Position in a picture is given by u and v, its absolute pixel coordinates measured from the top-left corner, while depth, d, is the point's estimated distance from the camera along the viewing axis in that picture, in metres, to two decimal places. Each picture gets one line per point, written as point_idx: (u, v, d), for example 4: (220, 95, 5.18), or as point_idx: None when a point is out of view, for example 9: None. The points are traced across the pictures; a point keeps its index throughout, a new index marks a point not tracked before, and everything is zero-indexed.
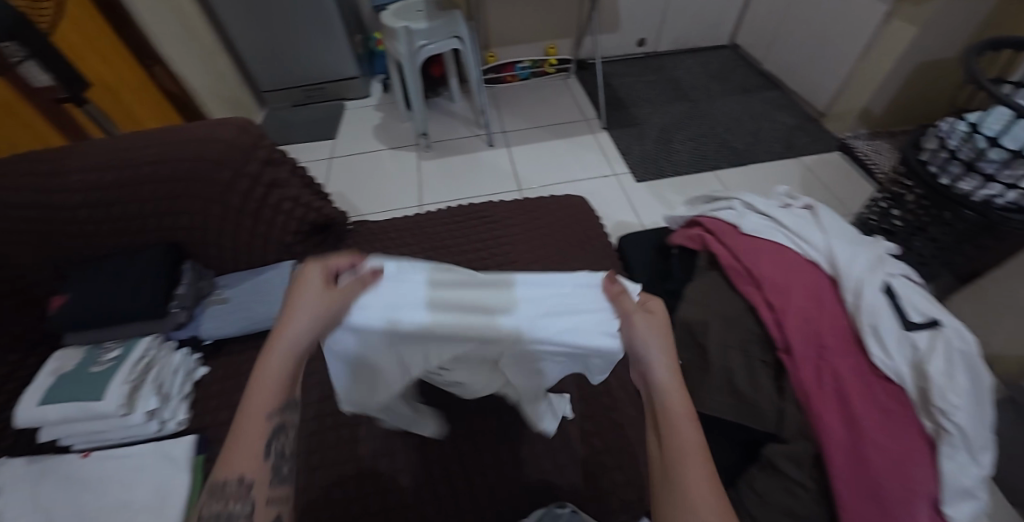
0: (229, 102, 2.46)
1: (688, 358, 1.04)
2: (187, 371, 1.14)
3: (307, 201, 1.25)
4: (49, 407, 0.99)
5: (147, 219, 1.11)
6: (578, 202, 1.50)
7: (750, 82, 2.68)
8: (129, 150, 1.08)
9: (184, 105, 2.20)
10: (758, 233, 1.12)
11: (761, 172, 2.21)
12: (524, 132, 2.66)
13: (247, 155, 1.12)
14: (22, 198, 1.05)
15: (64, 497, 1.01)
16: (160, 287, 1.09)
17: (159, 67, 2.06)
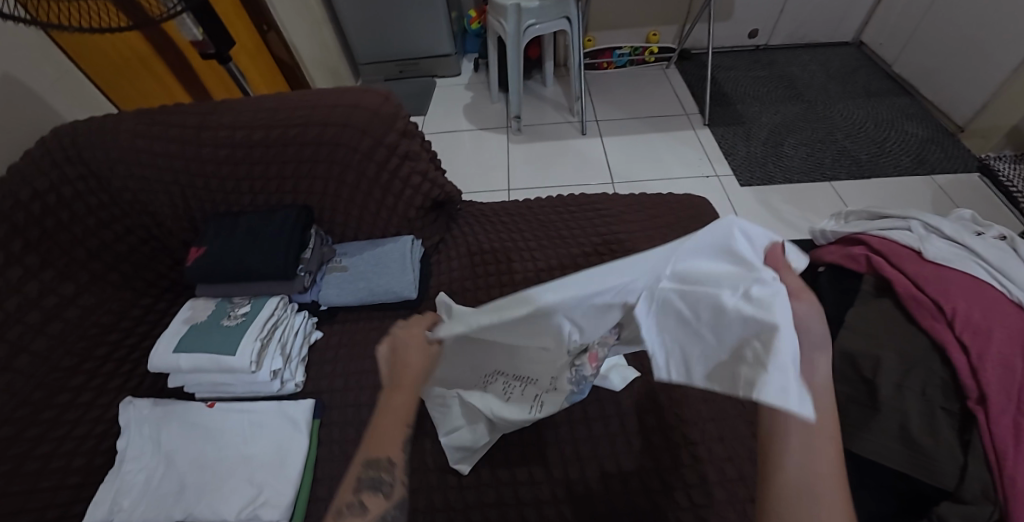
0: (330, 72, 2.50)
1: (848, 389, 0.93)
2: (305, 334, 1.15)
3: (434, 177, 1.18)
4: (183, 355, 1.02)
5: (286, 181, 1.13)
6: (700, 203, 1.40)
7: (874, 87, 2.48)
8: (278, 112, 1.10)
9: (292, 72, 2.23)
10: (949, 261, 0.97)
11: (885, 188, 2.04)
12: (618, 122, 2.47)
13: (388, 123, 1.10)
14: (172, 149, 1.08)
15: (189, 444, 1.04)
16: (293, 249, 1.09)
17: (273, 34, 2.09)
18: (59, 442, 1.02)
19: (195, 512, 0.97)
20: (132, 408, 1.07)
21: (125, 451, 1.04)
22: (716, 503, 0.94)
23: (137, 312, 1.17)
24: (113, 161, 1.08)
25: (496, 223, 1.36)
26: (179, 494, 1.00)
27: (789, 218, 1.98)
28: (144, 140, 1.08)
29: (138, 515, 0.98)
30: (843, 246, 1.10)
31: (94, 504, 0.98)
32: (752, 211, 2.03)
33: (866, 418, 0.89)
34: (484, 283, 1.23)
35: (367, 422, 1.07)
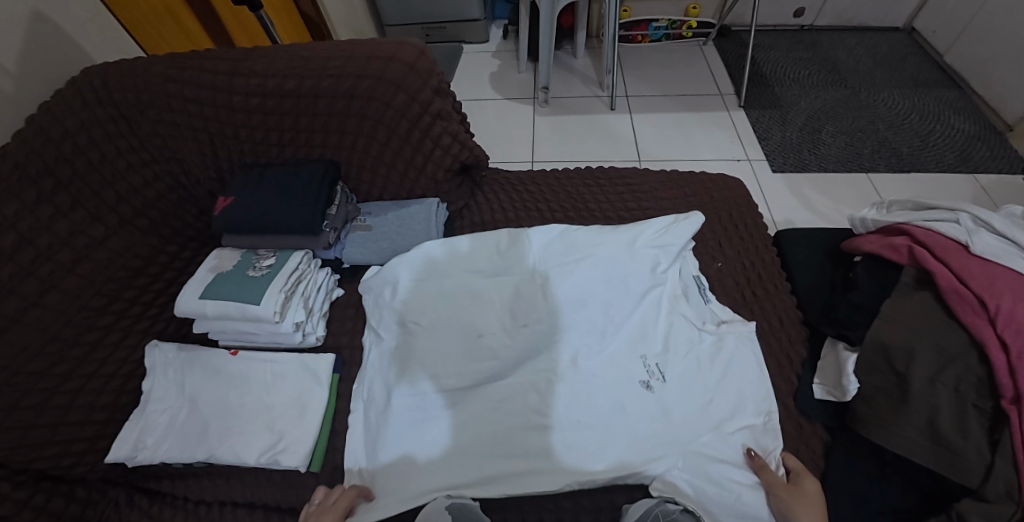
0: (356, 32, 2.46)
1: (878, 379, 0.92)
2: (327, 290, 1.16)
3: (465, 139, 1.17)
4: (209, 302, 1.02)
5: (315, 135, 1.12)
6: (733, 184, 1.36)
7: (922, 77, 2.37)
8: (312, 62, 1.07)
9: (319, 29, 2.18)
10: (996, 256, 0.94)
11: (922, 183, 1.98)
12: (651, 99, 2.40)
13: (423, 79, 1.08)
14: (203, 95, 1.07)
15: (212, 390, 1.06)
16: (321, 204, 1.09)
17: None
18: (86, 380, 1.04)
19: (214, 454, 1.00)
20: (158, 351, 1.09)
21: (150, 391, 1.07)
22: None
23: (165, 259, 1.19)
24: (144, 105, 1.08)
25: (522, 192, 1.34)
26: (200, 436, 1.02)
27: (820, 208, 1.92)
28: (174, 84, 1.07)
29: (162, 453, 1.01)
30: (883, 236, 1.06)
31: (119, 440, 1.02)
32: (783, 198, 1.96)
33: (894, 410, 0.89)
34: None
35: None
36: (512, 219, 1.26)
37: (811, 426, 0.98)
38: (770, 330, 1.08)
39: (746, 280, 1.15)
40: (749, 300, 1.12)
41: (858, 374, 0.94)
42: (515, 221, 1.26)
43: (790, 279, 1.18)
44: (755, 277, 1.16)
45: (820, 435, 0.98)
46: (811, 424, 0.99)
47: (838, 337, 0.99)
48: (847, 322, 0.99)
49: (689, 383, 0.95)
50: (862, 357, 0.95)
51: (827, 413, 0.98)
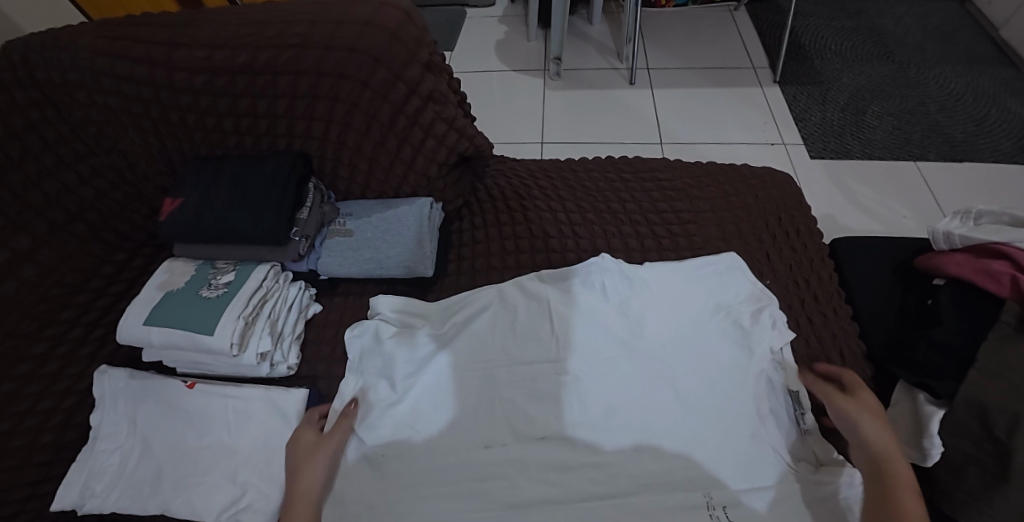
0: None
1: (968, 445, 0.75)
2: (301, 307, 0.98)
3: (463, 126, 0.95)
4: (154, 330, 0.85)
5: (279, 122, 0.93)
6: (779, 181, 1.16)
7: (977, 51, 2.12)
8: (268, 29, 0.89)
9: None
10: None
11: (978, 173, 1.75)
12: (674, 72, 2.16)
13: (409, 53, 0.89)
14: (138, 72, 0.88)
15: (166, 429, 0.90)
16: (285, 210, 0.90)
17: None
18: (20, 419, 0.88)
19: (170, 507, 0.84)
20: (107, 379, 0.93)
21: (99, 427, 0.91)
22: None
23: (110, 269, 1.01)
24: (72, 86, 0.91)
25: (530, 187, 1.14)
26: (155, 484, 0.86)
27: (864, 202, 1.71)
28: (104, 59, 0.89)
29: (111, 504, 0.86)
30: (973, 256, 0.89)
31: (64, 486, 0.86)
32: (822, 189, 1.75)
33: (989, 487, 0.71)
34: (514, 260, 1.03)
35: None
36: (518, 223, 1.07)
37: None
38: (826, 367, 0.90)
39: (797, 302, 0.97)
40: (803, 329, 0.94)
41: (943, 434, 0.77)
42: (522, 224, 1.07)
43: (847, 299, 1.00)
44: (810, 299, 0.97)
45: None
46: None
47: (917, 386, 0.81)
48: (930, 369, 0.81)
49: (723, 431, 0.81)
50: (948, 416, 0.77)
51: None
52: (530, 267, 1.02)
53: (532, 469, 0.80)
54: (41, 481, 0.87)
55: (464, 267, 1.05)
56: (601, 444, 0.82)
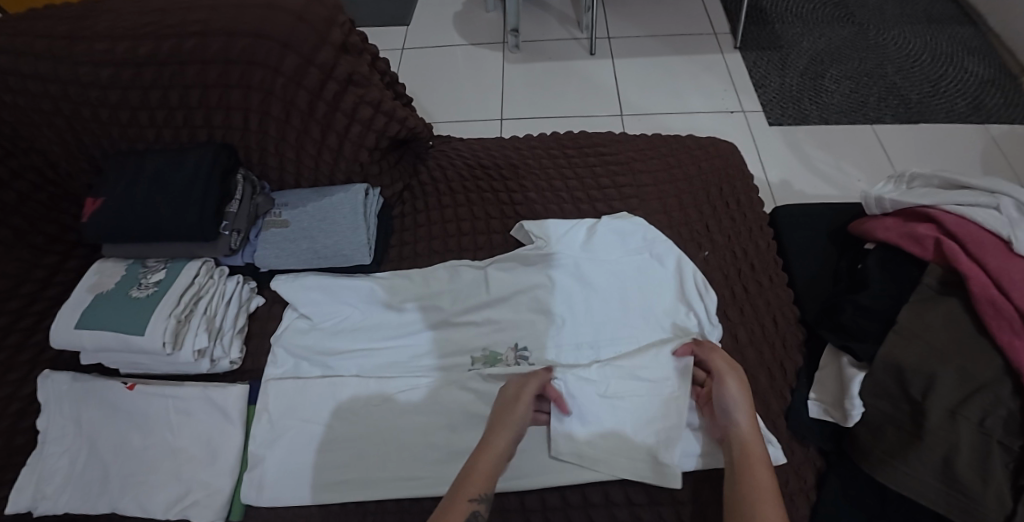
0: None
1: (886, 405, 0.77)
2: (242, 301, 0.97)
3: (390, 108, 0.92)
4: (84, 333, 0.84)
5: (196, 112, 0.90)
6: (723, 150, 1.15)
7: (937, 10, 2.10)
8: (170, 16, 0.87)
9: None
10: None
11: (932, 134, 1.76)
12: (634, 40, 2.13)
13: (320, 32, 0.84)
14: (43, 68, 0.86)
15: (112, 429, 0.90)
16: (210, 203, 0.89)
17: None
18: None
19: (119, 506, 0.85)
20: (50, 383, 0.92)
21: (46, 431, 0.91)
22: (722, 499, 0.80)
23: (44, 274, 0.99)
24: None
25: (473, 168, 1.13)
26: (104, 484, 0.87)
27: (821, 167, 1.71)
28: (4, 58, 0.86)
29: (63, 505, 0.86)
30: (902, 221, 0.90)
31: (15, 490, 0.87)
32: (780, 156, 1.75)
33: (902, 445, 0.74)
34: (455, 243, 1.03)
35: (315, 408, 0.90)
36: (459, 205, 1.07)
37: (802, 449, 0.83)
38: (760, 334, 0.91)
39: (734, 271, 0.97)
40: (739, 298, 0.95)
41: (864, 395, 0.79)
42: (463, 207, 1.07)
43: (785, 266, 1.01)
44: (747, 268, 0.98)
45: (812, 460, 0.82)
46: (806, 447, 0.84)
47: (842, 349, 0.83)
48: (856, 332, 0.82)
49: (625, 400, 0.85)
50: (869, 377, 0.79)
51: (823, 435, 0.83)
52: (471, 249, 1.03)
53: (440, 421, 0.88)
54: None
55: (406, 252, 1.04)
56: (572, 429, 0.84)
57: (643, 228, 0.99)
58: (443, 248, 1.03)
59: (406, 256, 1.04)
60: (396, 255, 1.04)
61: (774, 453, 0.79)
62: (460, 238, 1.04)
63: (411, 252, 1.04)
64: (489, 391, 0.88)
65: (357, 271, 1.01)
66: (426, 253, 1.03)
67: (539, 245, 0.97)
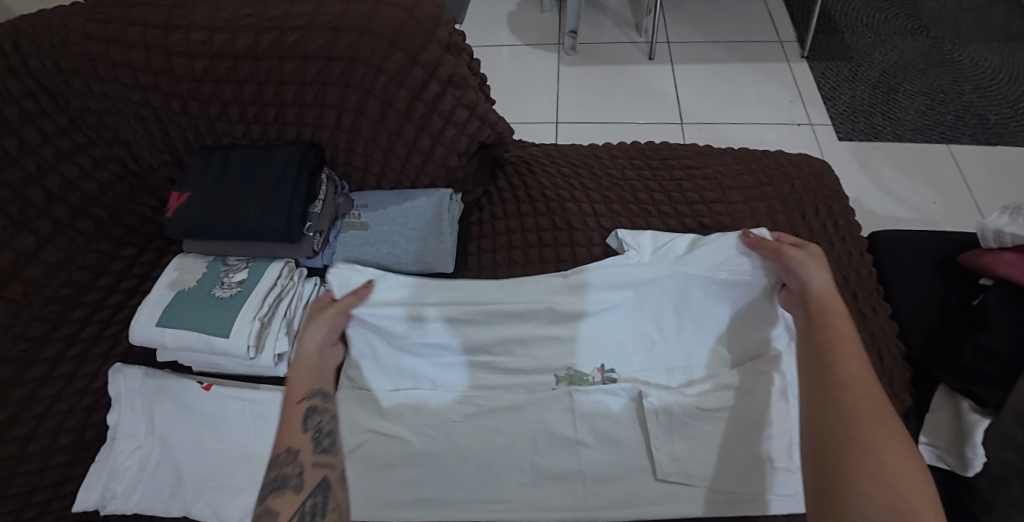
0: None
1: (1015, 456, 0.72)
2: (318, 304, 0.94)
3: (485, 112, 0.89)
4: (167, 331, 0.82)
5: (288, 109, 0.88)
6: (815, 169, 1.10)
7: (1016, 27, 2.02)
8: (273, 9, 0.84)
9: None
10: None
11: (1013, 158, 1.68)
12: (694, 46, 2.07)
13: (426, 32, 0.82)
14: (136, 57, 0.84)
15: (184, 429, 0.88)
16: (298, 201, 0.86)
17: None
18: (37, 422, 0.85)
19: (193, 510, 0.82)
20: (122, 378, 0.90)
21: (117, 427, 0.89)
22: None
23: (120, 266, 0.97)
24: (67, 73, 0.87)
25: (554, 175, 1.09)
26: (176, 486, 0.85)
27: (894, 188, 1.64)
28: (97, 44, 0.84)
29: (133, 505, 0.84)
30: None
31: (84, 488, 0.85)
32: (850, 174, 1.69)
33: None
34: (536, 254, 0.99)
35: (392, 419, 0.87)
36: (539, 213, 1.03)
37: None
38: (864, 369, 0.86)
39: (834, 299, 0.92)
40: None
41: (989, 444, 0.74)
42: (543, 215, 1.03)
43: (886, 297, 0.96)
44: (849, 297, 0.93)
45: None
46: None
47: (962, 393, 0.78)
48: (977, 375, 0.77)
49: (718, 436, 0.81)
50: (996, 425, 0.74)
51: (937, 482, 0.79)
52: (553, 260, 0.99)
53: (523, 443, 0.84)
54: None
55: (484, 260, 1.01)
56: (659, 463, 0.80)
57: (772, 236, 0.85)
58: (524, 258, 0.99)
59: (485, 264, 1.00)
60: (476, 263, 1.00)
61: None
62: (541, 248, 0.99)
63: (490, 260, 1.00)
64: (574, 413, 0.85)
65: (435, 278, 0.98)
66: (505, 262, 0.99)
67: (635, 253, 0.87)
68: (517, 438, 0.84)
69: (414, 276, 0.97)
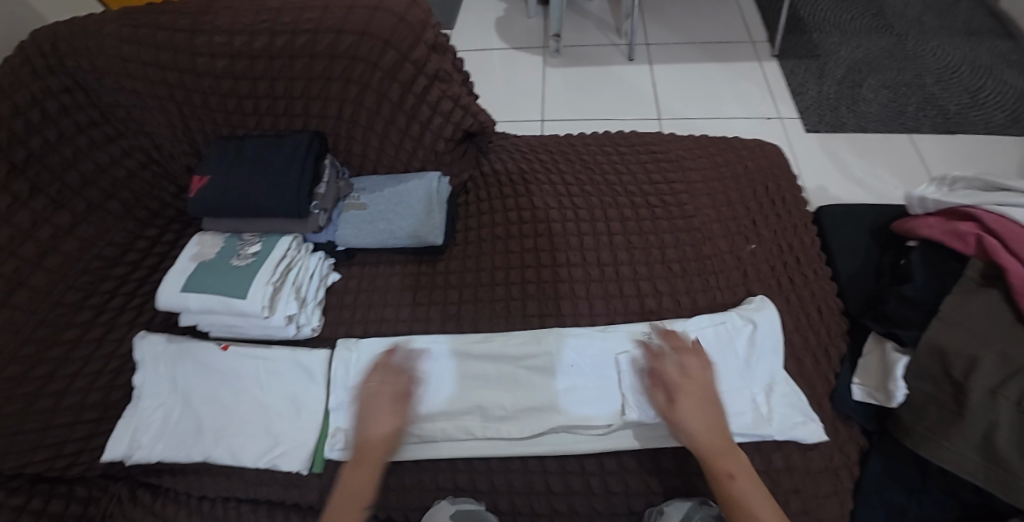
0: None
1: (928, 386, 0.84)
2: (321, 276, 1.06)
3: (468, 103, 1.02)
4: (191, 296, 0.93)
5: (295, 102, 1.00)
6: (768, 152, 1.22)
7: (974, 23, 2.15)
8: (283, 15, 0.95)
9: None
10: None
11: (967, 144, 1.81)
12: (672, 47, 2.20)
13: (415, 33, 0.94)
14: (164, 58, 0.96)
15: (203, 385, 0.98)
16: (305, 182, 0.98)
17: None
18: (72, 379, 0.96)
19: (214, 455, 0.93)
20: (146, 343, 0.99)
21: (141, 386, 0.98)
22: (771, 470, 0.85)
23: (144, 244, 1.09)
24: (100, 72, 0.99)
25: (533, 162, 1.21)
26: (197, 435, 0.95)
27: (857, 174, 1.76)
28: (129, 47, 0.96)
29: (159, 453, 0.94)
30: (945, 220, 0.96)
31: (114, 439, 0.94)
32: (815, 162, 1.81)
33: (946, 422, 0.80)
34: (516, 229, 1.10)
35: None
36: (520, 194, 1.14)
37: (847, 429, 0.90)
38: (805, 321, 0.98)
39: (781, 263, 1.04)
40: (785, 288, 1.01)
41: (906, 377, 0.85)
42: (524, 195, 1.14)
43: (828, 263, 1.07)
44: (794, 261, 1.04)
45: (856, 439, 0.90)
46: (849, 427, 0.90)
47: (886, 336, 0.89)
48: (899, 320, 0.89)
49: None
50: (912, 361, 0.85)
51: (867, 415, 0.90)
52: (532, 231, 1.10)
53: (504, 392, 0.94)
54: (97, 434, 0.96)
55: (470, 235, 1.12)
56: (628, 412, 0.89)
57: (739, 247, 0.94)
58: (506, 233, 1.10)
59: (472, 239, 1.11)
60: (464, 238, 1.12)
61: (816, 431, 0.86)
62: (521, 224, 1.10)
63: (476, 235, 1.12)
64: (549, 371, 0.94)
65: (427, 251, 1.09)
66: (488, 236, 1.11)
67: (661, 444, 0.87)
68: (501, 388, 0.94)
69: (407, 250, 1.09)
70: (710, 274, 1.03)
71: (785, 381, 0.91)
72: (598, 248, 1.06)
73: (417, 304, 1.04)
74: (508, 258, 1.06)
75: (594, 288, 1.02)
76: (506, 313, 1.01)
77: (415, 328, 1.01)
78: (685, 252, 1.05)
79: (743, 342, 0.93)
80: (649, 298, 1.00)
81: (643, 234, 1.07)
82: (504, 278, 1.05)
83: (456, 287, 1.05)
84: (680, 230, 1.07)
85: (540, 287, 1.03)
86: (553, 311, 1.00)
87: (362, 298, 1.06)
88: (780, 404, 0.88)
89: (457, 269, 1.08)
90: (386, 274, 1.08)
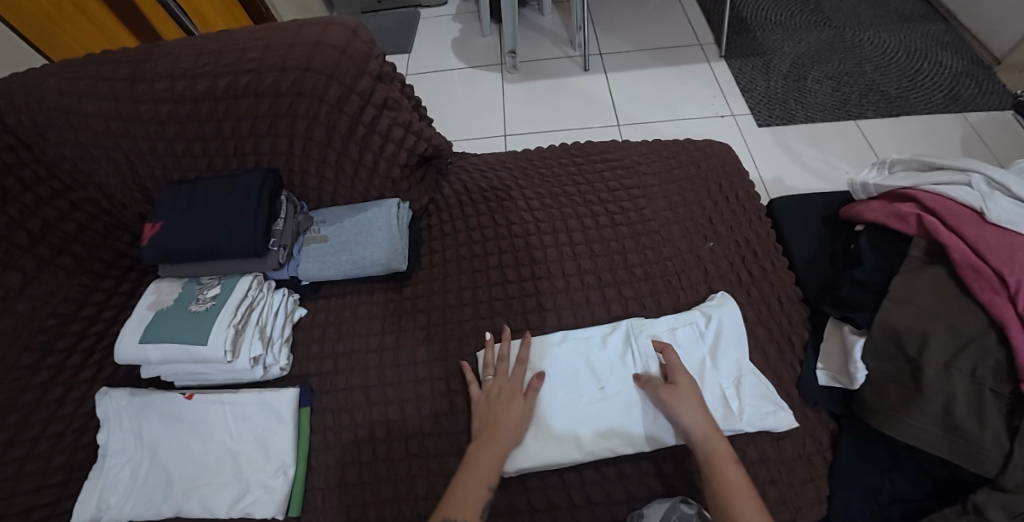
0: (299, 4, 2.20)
1: (887, 366, 0.86)
2: (287, 312, 1.04)
3: (420, 129, 1.03)
4: (150, 346, 0.92)
5: (245, 140, 1.00)
6: (719, 151, 1.25)
7: (907, 10, 2.24)
8: (224, 56, 0.95)
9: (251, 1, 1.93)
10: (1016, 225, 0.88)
11: (911, 125, 1.87)
12: (624, 54, 2.25)
13: (358, 64, 0.95)
14: (107, 108, 0.96)
15: (170, 437, 0.96)
16: (260, 220, 0.97)
17: None
18: (34, 443, 0.93)
19: (185, 508, 0.90)
20: (109, 399, 0.97)
21: (107, 444, 0.95)
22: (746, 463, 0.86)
23: (100, 296, 1.07)
24: (43, 126, 0.98)
25: (492, 179, 1.22)
26: (167, 489, 0.92)
27: (811, 163, 1.82)
28: (70, 100, 0.96)
29: (128, 512, 0.91)
30: (887, 202, 1.00)
31: (79, 502, 0.91)
32: (771, 155, 1.86)
33: (907, 399, 0.82)
34: (478, 248, 1.10)
35: (363, 406, 0.97)
36: (480, 213, 1.15)
37: (816, 414, 0.92)
38: (767, 312, 1.00)
39: (740, 258, 1.06)
40: (746, 282, 1.03)
41: (866, 359, 0.87)
42: (485, 214, 1.15)
43: (785, 253, 1.10)
44: (751, 254, 1.07)
45: (826, 424, 0.91)
46: (818, 412, 0.92)
47: (843, 319, 0.92)
48: (854, 304, 0.91)
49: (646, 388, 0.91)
50: (869, 341, 0.87)
51: (834, 400, 0.92)
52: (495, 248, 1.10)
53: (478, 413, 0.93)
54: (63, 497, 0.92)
55: (434, 258, 1.12)
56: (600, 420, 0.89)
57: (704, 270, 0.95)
58: (469, 252, 1.10)
59: (436, 261, 1.12)
60: (428, 261, 1.12)
61: (786, 419, 0.88)
62: (484, 243, 1.11)
63: (441, 257, 1.12)
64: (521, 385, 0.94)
65: (392, 278, 1.09)
66: (451, 257, 1.11)
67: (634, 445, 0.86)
68: None
69: (372, 278, 1.08)
70: (671, 275, 1.04)
71: (753, 374, 0.92)
72: (560, 259, 1.07)
73: (385, 331, 1.04)
74: (473, 277, 1.07)
75: (559, 299, 1.03)
76: (475, 332, 1.01)
77: (385, 356, 1.00)
78: (647, 255, 1.06)
79: (708, 339, 0.94)
80: (615, 304, 1.02)
81: (604, 242, 1.09)
82: (472, 297, 1.05)
83: (423, 311, 1.05)
84: (639, 234, 1.09)
85: (507, 303, 1.03)
86: (522, 325, 1.01)
87: (329, 331, 1.05)
88: (750, 397, 0.89)
89: (423, 292, 1.08)
90: (352, 305, 1.08)
